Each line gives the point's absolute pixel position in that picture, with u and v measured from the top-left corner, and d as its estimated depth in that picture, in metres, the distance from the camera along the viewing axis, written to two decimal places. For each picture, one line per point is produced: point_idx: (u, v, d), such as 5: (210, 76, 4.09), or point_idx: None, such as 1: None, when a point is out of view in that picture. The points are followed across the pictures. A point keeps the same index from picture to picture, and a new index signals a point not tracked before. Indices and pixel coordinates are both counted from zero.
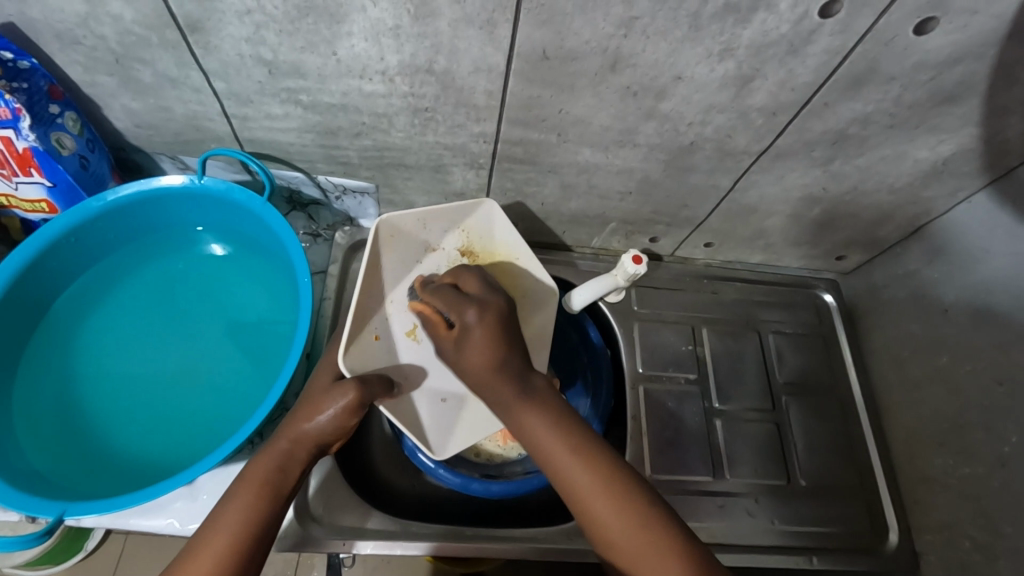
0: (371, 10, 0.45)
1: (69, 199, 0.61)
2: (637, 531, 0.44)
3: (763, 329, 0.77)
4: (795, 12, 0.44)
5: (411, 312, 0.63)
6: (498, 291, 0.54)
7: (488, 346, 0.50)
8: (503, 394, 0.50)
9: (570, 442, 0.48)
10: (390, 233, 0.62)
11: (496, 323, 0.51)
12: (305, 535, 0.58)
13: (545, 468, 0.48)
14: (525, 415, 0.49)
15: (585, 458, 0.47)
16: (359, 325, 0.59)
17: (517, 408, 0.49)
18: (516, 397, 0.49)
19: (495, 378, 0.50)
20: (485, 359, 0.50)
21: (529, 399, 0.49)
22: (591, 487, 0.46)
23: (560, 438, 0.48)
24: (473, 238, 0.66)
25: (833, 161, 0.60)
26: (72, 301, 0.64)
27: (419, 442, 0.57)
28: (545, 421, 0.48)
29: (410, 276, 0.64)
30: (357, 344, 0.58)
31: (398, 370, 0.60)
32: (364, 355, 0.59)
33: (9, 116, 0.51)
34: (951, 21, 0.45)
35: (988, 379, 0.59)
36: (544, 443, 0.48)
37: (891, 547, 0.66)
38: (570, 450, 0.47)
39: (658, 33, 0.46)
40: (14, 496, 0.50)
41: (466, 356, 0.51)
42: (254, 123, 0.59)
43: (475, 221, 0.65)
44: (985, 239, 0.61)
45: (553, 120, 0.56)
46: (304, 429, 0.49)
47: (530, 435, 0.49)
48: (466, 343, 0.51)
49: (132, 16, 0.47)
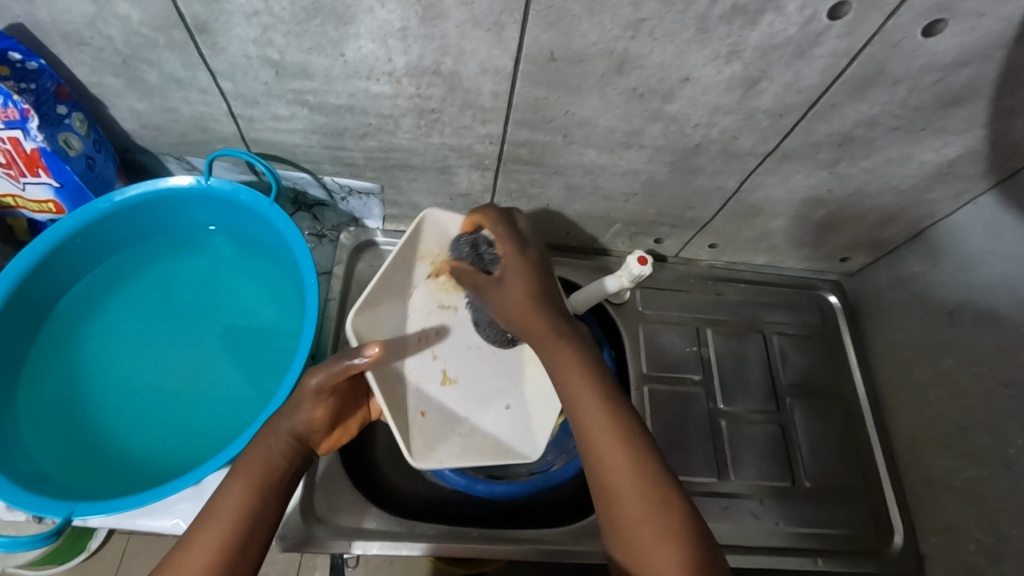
0: (379, 12, 0.45)
1: (76, 200, 0.61)
2: (641, 487, 0.44)
3: (766, 331, 0.77)
4: (802, 14, 0.44)
5: (432, 362, 0.62)
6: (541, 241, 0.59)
7: (524, 280, 0.54)
8: (539, 326, 0.52)
9: (597, 385, 0.48)
10: (367, 322, 0.59)
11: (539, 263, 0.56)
12: (308, 535, 0.58)
13: (566, 407, 0.49)
14: (557, 351, 0.50)
15: (607, 406, 0.47)
16: (401, 416, 0.57)
17: (550, 341, 0.51)
18: (551, 330, 0.51)
19: (536, 309, 0.53)
20: (525, 290, 0.54)
21: (566, 337, 0.51)
22: (606, 439, 0.46)
23: (587, 377, 0.49)
24: (436, 254, 0.64)
25: (839, 162, 0.60)
26: (78, 301, 0.65)
27: (513, 458, 0.58)
28: (577, 363, 0.49)
29: (410, 332, 0.62)
30: (413, 433, 0.57)
31: (452, 422, 0.59)
32: (426, 438, 0.57)
33: (17, 117, 0.52)
34: (958, 23, 0.45)
35: (994, 381, 0.59)
36: (572, 382, 0.49)
37: (895, 549, 0.66)
38: (596, 393, 0.48)
39: (665, 34, 0.46)
40: (20, 495, 0.50)
41: (506, 285, 0.54)
42: (261, 124, 0.59)
43: (428, 240, 0.64)
44: (990, 240, 0.61)
45: (559, 121, 0.56)
46: (280, 424, 0.49)
47: (561, 372, 0.50)
48: (506, 273, 0.55)
49: (140, 16, 0.47)
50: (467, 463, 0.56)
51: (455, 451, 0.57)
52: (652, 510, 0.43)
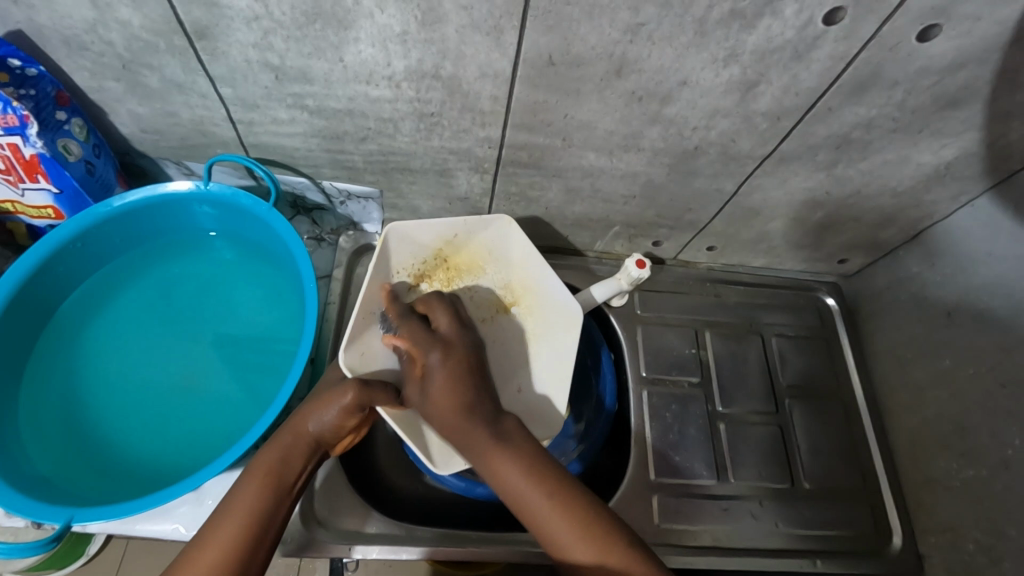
0: (379, 17, 0.45)
1: (75, 204, 0.61)
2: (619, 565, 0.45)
3: (765, 332, 0.77)
4: (799, 18, 0.45)
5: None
6: (464, 334, 0.57)
7: (451, 387, 0.51)
8: (473, 442, 0.50)
9: (546, 488, 0.47)
10: (361, 356, 0.59)
11: (460, 367, 0.53)
12: (310, 539, 0.58)
13: (521, 517, 0.48)
14: (498, 464, 0.49)
15: (561, 503, 0.47)
16: (417, 430, 0.58)
17: (490, 456, 0.49)
18: (487, 445, 0.49)
19: (467, 421, 0.50)
20: (450, 405, 0.51)
21: (502, 445, 0.50)
22: (570, 536, 0.46)
23: (530, 483, 0.48)
24: (410, 265, 0.64)
25: (837, 165, 0.60)
26: (78, 306, 0.65)
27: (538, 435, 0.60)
28: (519, 469, 0.48)
29: None
30: (434, 444, 0.58)
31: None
32: (448, 444, 0.58)
33: (17, 123, 0.52)
34: (955, 26, 0.45)
35: (992, 382, 0.59)
36: (520, 490, 0.47)
37: (894, 549, 0.66)
38: (546, 497, 0.47)
39: (664, 38, 0.46)
40: (20, 501, 0.50)
41: (432, 401, 0.51)
42: (260, 128, 0.59)
43: (398, 255, 0.64)
44: (987, 242, 0.61)
45: (558, 124, 0.56)
46: (306, 424, 0.50)
47: (506, 485, 0.48)
48: (431, 388, 0.52)
49: (140, 21, 0.47)
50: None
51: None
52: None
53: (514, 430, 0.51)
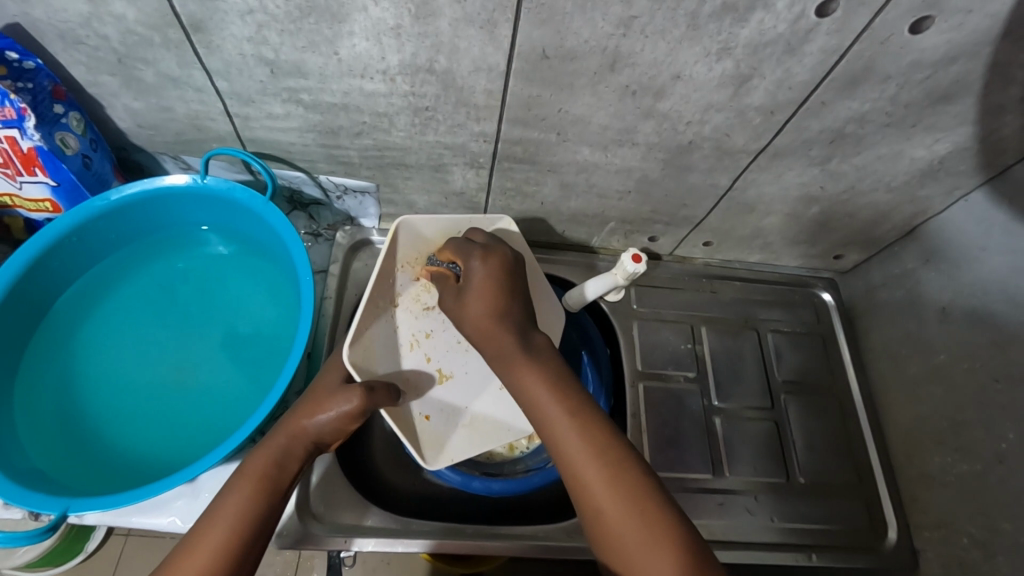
0: (372, 10, 0.45)
1: (73, 198, 0.62)
2: (599, 459, 0.45)
3: (761, 327, 0.77)
4: (792, 12, 0.45)
5: (428, 363, 0.62)
6: (504, 244, 0.59)
7: (487, 293, 0.54)
8: (503, 344, 0.51)
9: (566, 396, 0.48)
10: (363, 353, 0.58)
11: (498, 268, 0.56)
12: (305, 532, 0.58)
13: (541, 430, 0.48)
14: (523, 370, 0.50)
15: (576, 415, 0.47)
16: (406, 426, 0.59)
17: (516, 361, 0.50)
18: (515, 348, 0.50)
19: (496, 326, 0.52)
20: (484, 306, 0.53)
21: (529, 353, 0.50)
22: (564, 420, 0.47)
23: (551, 388, 0.48)
24: (411, 257, 0.64)
25: (831, 160, 0.60)
26: (75, 298, 0.65)
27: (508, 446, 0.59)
28: (544, 379, 0.49)
29: (399, 340, 0.62)
30: (422, 437, 0.60)
31: (455, 414, 0.62)
32: (435, 437, 0.60)
33: (14, 116, 0.52)
34: (945, 20, 0.45)
35: (986, 376, 0.59)
36: (542, 403, 0.48)
37: (890, 544, 0.66)
38: (567, 411, 0.47)
39: (656, 32, 0.47)
40: (14, 491, 0.50)
41: (466, 306, 0.54)
42: (256, 123, 0.59)
43: (405, 247, 0.63)
44: (982, 236, 0.61)
45: (552, 119, 0.56)
46: (303, 425, 0.50)
47: (524, 389, 0.49)
48: (470, 289, 0.55)
49: (135, 15, 0.47)
50: (476, 452, 0.60)
51: (464, 443, 0.61)
52: (642, 523, 0.42)
53: (543, 345, 0.52)
